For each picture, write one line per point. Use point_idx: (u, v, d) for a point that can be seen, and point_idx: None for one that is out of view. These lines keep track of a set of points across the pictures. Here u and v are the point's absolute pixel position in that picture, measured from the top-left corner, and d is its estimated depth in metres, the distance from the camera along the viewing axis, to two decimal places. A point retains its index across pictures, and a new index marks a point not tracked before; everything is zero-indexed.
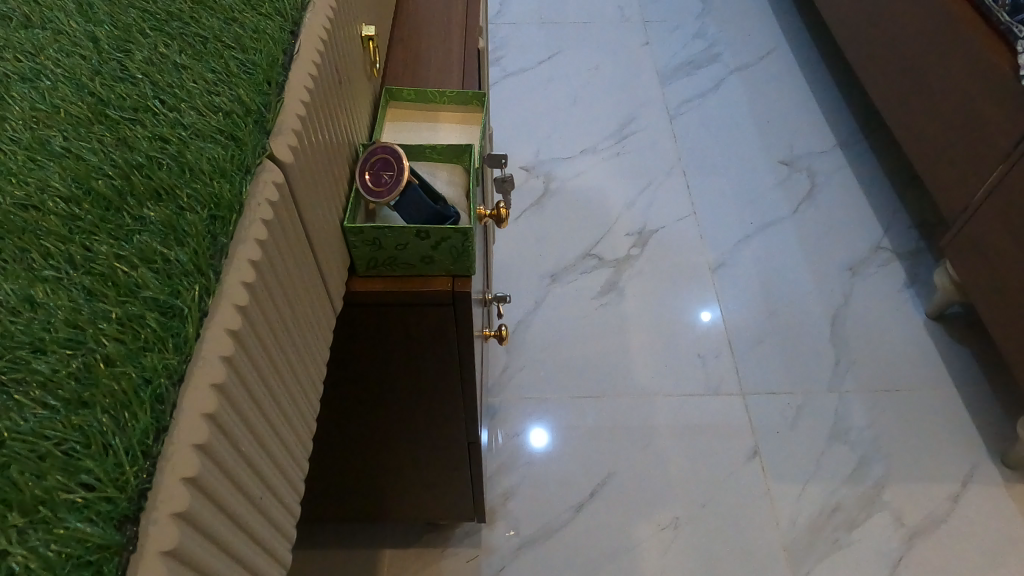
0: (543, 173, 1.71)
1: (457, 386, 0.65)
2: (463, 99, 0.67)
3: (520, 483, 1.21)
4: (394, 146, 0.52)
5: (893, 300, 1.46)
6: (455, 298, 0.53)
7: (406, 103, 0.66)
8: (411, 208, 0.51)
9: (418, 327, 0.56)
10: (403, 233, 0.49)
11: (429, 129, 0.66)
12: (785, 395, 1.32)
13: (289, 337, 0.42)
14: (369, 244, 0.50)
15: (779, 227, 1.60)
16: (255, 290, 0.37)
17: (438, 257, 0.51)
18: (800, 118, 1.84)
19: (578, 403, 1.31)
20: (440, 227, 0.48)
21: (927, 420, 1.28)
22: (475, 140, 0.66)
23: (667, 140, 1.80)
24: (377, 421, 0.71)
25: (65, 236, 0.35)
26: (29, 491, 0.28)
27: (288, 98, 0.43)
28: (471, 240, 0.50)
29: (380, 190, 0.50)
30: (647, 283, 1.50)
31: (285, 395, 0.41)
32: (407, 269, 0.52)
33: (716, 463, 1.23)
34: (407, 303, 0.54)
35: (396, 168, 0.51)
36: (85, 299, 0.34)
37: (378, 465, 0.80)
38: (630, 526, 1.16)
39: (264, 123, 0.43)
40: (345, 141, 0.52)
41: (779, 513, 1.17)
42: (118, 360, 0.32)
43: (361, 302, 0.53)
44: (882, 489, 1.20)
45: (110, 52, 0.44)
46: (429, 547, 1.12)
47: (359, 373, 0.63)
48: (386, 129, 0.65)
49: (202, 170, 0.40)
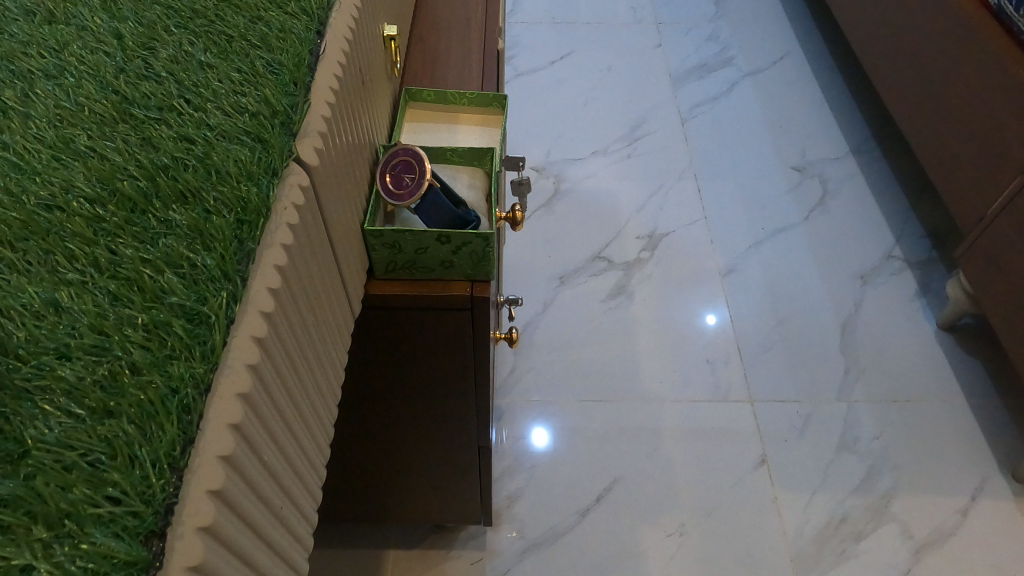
0: (554, 174, 1.70)
1: (472, 390, 0.65)
2: (483, 101, 0.66)
3: (526, 486, 1.20)
4: (416, 148, 0.51)
5: (904, 309, 1.45)
6: (473, 303, 0.53)
7: (426, 104, 0.65)
8: (432, 211, 0.50)
9: (435, 331, 0.56)
10: (424, 238, 0.48)
11: (449, 131, 0.65)
12: (793, 403, 1.31)
13: (312, 342, 0.41)
14: (389, 248, 0.49)
15: (790, 233, 1.59)
16: (281, 296, 0.36)
17: (457, 262, 0.51)
18: (813, 124, 1.82)
19: (585, 407, 1.30)
20: (461, 232, 0.48)
21: (937, 432, 1.27)
22: (494, 142, 0.65)
23: (679, 144, 1.79)
24: (388, 423, 0.70)
25: (90, 239, 0.35)
26: (54, 503, 0.27)
27: (315, 99, 0.43)
28: (492, 246, 0.49)
29: (401, 193, 0.50)
30: (657, 287, 1.50)
31: (305, 402, 0.40)
32: (425, 273, 0.52)
33: (723, 470, 1.22)
34: (424, 307, 0.53)
35: (417, 170, 0.50)
36: (110, 304, 0.33)
37: (387, 467, 0.79)
38: (635, 532, 1.16)
39: (290, 125, 0.43)
40: (366, 143, 0.51)
41: (786, 522, 1.17)
42: (144, 368, 0.32)
43: (378, 305, 0.53)
44: (890, 501, 1.19)
45: (134, 49, 0.44)
46: (433, 548, 1.12)
47: (374, 375, 0.62)
48: (405, 130, 0.64)
49: (228, 172, 0.39)
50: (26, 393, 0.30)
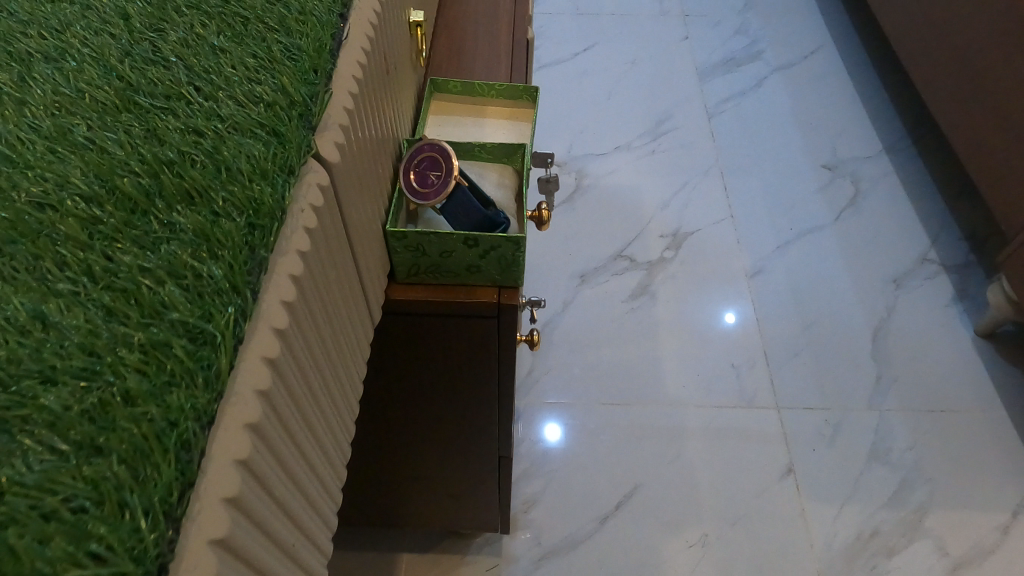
0: (575, 169, 1.66)
1: (494, 399, 0.61)
2: (512, 94, 0.62)
3: (543, 491, 1.17)
4: (442, 143, 0.47)
5: (939, 315, 1.39)
6: (500, 310, 0.49)
7: (452, 95, 0.62)
8: (459, 212, 0.47)
9: (458, 339, 0.53)
10: (450, 240, 0.45)
11: (476, 125, 0.62)
12: (821, 411, 1.26)
13: (330, 356, 0.38)
14: (412, 250, 0.46)
15: (820, 234, 1.54)
16: (296, 311, 0.33)
17: (484, 267, 0.47)
18: (845, 121, 1.76)
19: (605, 410, 1.27)
20: (490, 235, 0.44)
21: (974, 444, 1.22)
22: (522, 138, 0.61)
23: (704, 139, 1.74)
24: (405, 430, 0.67)
25: (85, 242, 0.32)
26: (29, 562, 0.23)
27: (336, 89, 0.40)
28: (523, 251, 0.46)
29: (426, 192, 0.46)
30: (680, 288, 1.45)
31: (321, 423, 0.37)
32: (450, 278, 0.48)
33: (749, 479, 1.18)
34: (448, 314, 0.50)
35: (443, 167, 0.46)
36: (104, 320, 0.30)
37: (402, 473, 0.76)
38: (657, 541, 1.12)
39: (309, 117, 0.39)
40: (389, 136, 0.48)
41: (814, 535, 1.12)
42: (139, 398, 0.29)
43: (398, 310, 0.49)
44: (924, 515, 1.14)
45: (141, 31, 0.41)
46: (447, 553, 1.09)
47: (395, 383, 0.59)
48: (429, 123, 0.61)
49: (240, 169, 0.36)
50: (5, 422, 0.27)
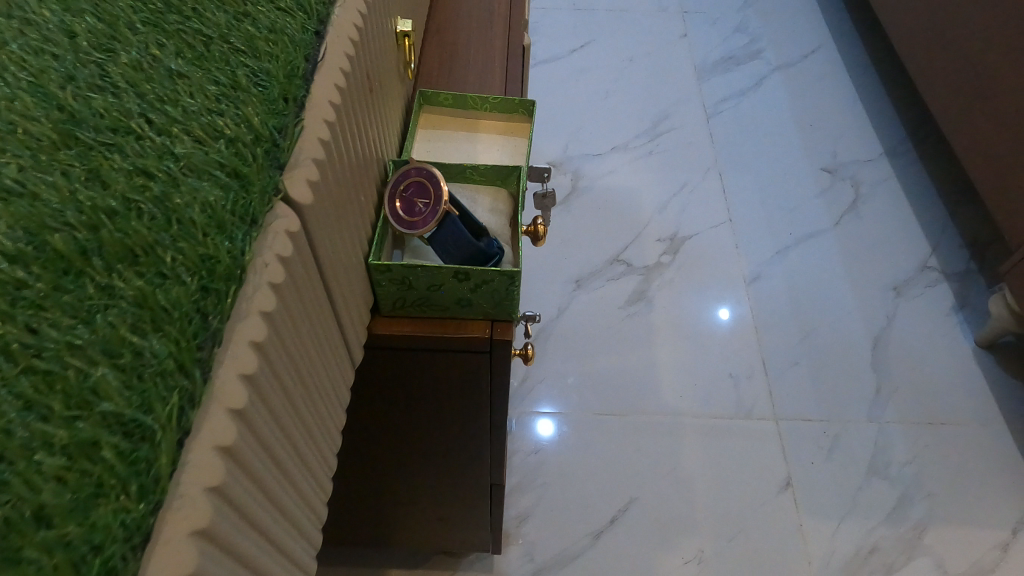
0: (571, 170, 1.63)
1: (485, 431, 0.58)
2: (507, 107, 0.60)
3: (536, 504, 1.14)
4: (430, 166, 0.45)
5: (940, 324, 1.37)
6: (492, 346, 0.46)
7: (443, 107, 0.60)
8: (448, 242, 0.44)
9: (448, 374, 0.50)
10: (439, 274, 0.41)
11: (468, 139, 0.60)
12: (820, 423, 1.24)
13: (300, 415, 0.37)
14: (397, 284, 0.43)
15: (819, 239, 1.51)
16: (255, 383, 0.32)
17: (475, 301, 0.44)
18: (846, 123, 1.73)
19: (600, 421, 1.24)
20: (482, 268, 0.41)
21: (974, 459, 1.20)
22: (516, 155, 0.60)
23: (703, 140, 1.70)
24: (392, 459, 0.64)
25: (4, 313, 0.27)
26: None
27: (309, 118, 0.38)
28: (518, 284, 0.42)
29: (414, 221, 0.44)
30: (678, 294, 1.42)
31: (289, 494, 0.36)
32: (438, 311, 0.45)
33: (746, 493, 1.16)
34: (437, 349, 0.47)
35: (432, 194, 0.44)
36: (20, 413, 0.26)
37: (389, 498, 0.74)
38: (653, 558, 1.10)
39: (276, 154, 0.37)
40: (374, 158, 0.46)
41: (812, 552, 1.10)
42: (57, 516, 0.25)
43: (384, 346, 0.46)
44: (924, 532, 1.12)
45: (89, 51, 0.36)
46: (437, 569, 1.06)
47: (381, 415, 0.56)
48: (418, 136, 0.59)
49: (193, 220, 0.33)
50: None
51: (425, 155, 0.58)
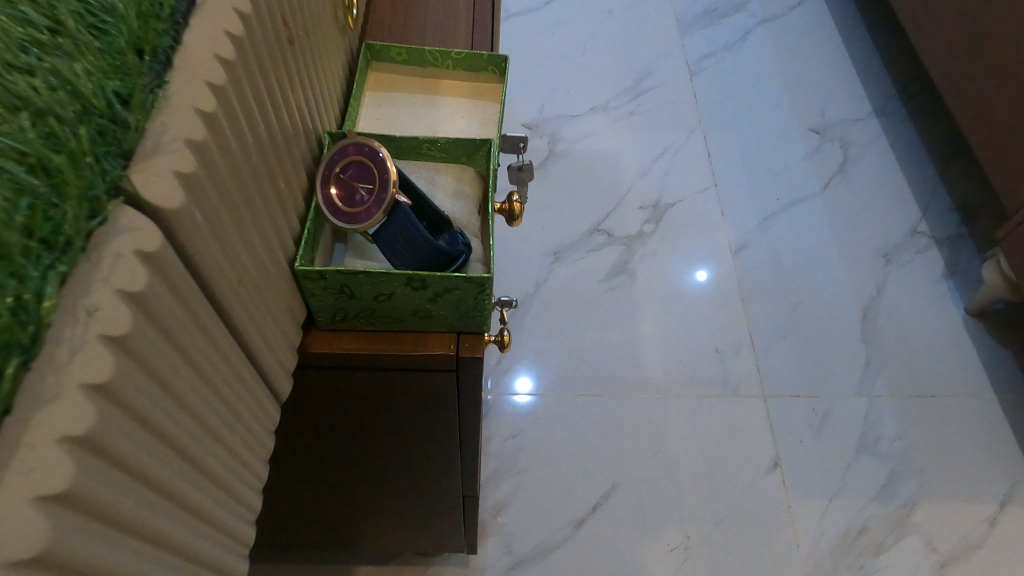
0: (548, 132, 1.52)
1: (448, 436, 0.52)
2: (475, 65, 0.54)
3: (514, 492, 1.08)
4: (372, 143, 0.40)
5: (929, 292, 1.32)
6: (459, 363, 0.43)
7: (397, 67, 0.54)
8: (398, 239, 0.40)
9: (408, 395, 0.46)
10: (390, 283, 0.38)
11: (428, 103, 0.54)
12: (808, 398, 1.19)
13: (163, 486, 0.30)
14: (336, 292, 0.39)
15: (807, 204, 1.44)
16: (65, 499, 0.24)
17: (437, 313, 0.40)
18: (835, 80, 1.65)
19: (580, 402, 1.17)
20: (442, 277, 0.37)
21: (964, 431, 1.17)
22: (485, 120, 0.53)
23: (687, 99, 1.61)
24: (354, 470, 0.59)
25: None
26: None
27: (184, 83, 0.31)
28: (488, 293, 0.39)
29: (356, 213, 0.40)
30: (661, 264, 1.35)
31: None
32: (391, 324, 0.42)
33: (733, 475, 1.11)
34: (389, 367, 0.43)
35: (376, 180, 0.40)
36: None
37: (354, 508, 0.68)
38: (636, 546, 1.05)
39: (113, 135, 0.29)
40: (296, 137, 0.42)
41: (800, 533, 1.06)
42: None
43: (327, 364, 0.43)
44: (913, 509, 1.09)
45: None
46: (408, 565, 1.00)
47: (337, 428, 0.51)
48: (367, 100, 0.53)
49: None
50: None
51: (374, 122, 0.52)
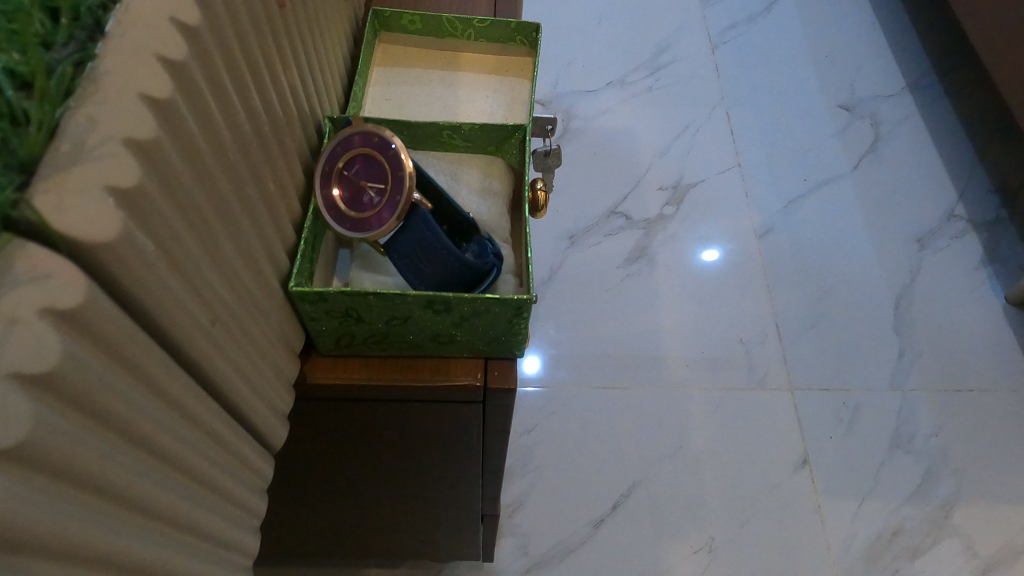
0: (562, 109, 1.45)
1: (466, 453, 0.49)
2: (500, 34, 0.50)
3: (530, 491, 1.03)
4: (382, 133, 0.38)
5: (966, 279, 1.26)
6: (487, 395, 0.41)
7: (408, 40, 0.51)
8: (413, 250, 0.38)
9: (432, 423, 0.45)
10: (407, 306, 0.36)
11: (445, 79, 0.50)
12: (838, 392, 1.13)
13: None
14: (340, 317, 0.37)
15: (836, 185, 1.37)
16: None
17: (463, 337, 0.39)
18: (866, 52, 1.56)
19: (600, 395, 1.12)
20: (466, 301, 0.35)
21: (1005, 428, 1.11)
22: (511, 95, 0.49)
23: (708, 73, 1.53)
24: (367, 488, 0.56)
25: None
26: None
27: (118, 77, 0.26)
28: (525, 317, 0.37)
29: (365, 219, 0.38)
30: (682, 248, 1.29)
31: None
32: (407, 349, 0.40)
33: (758, 472, 1.06)
34: (404, 398, 0.42)
35: (386, 181, 0.38)
36: None
37: (365, 522, 0.65)
38: (658, 547, 1.00)
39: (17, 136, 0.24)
40: (290, 128, 0.39)
41: (832, 535, 1.01)
42: None
43: (333, 395, 0.42)
44: (951, 510, 1.04)
45: None
46: (421, 569, 0.96)
47: (351, 450, 0.49)
48: (376, 77, 0.50)
49: None
50: None
51: (384, 102, 0.49)
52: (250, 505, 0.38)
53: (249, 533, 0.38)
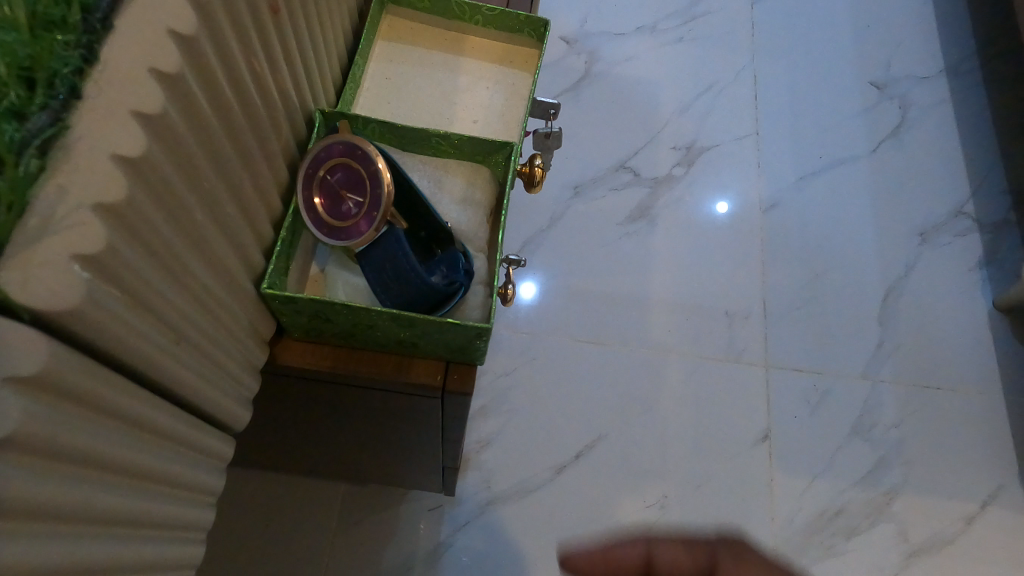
0: (586, 50, 1.40)
1: (427, 427, 0.55)
2: (508, 27, 0.61)
3: (499, 431, 1.08)
4: (364, 149, 0.45)
5: (959, 279, 1.26)
6: (445, 394, 0.47)
7: (421, 21, 0.62)
8: (385, 261, 0.45)
9: (396, 406, 0.51)
10: (371, 316, 0.41)
11: (451, 62, 0.62)
12: (811, 374, 1.16)
13: None
14: (310, 317, 0.43)
15: (850, 167, 1.35)
16: None
17: (428, 346, 0.44)
18: (910, 29, 1.49)
19: (580, 348, 1.15)
20: (423, 319, 0.41)
21: (963, 428, 1.15)
22: (504, 83, 0.61)
23: (743, 31, 1.47)
24: (338, 435, 0.63)
25: None
26: None
27: (92, 148, 0.29)
28: (485, 339, 0.42)
29: (347, 228, 0.45)
30: (685, 213, 1.28)
31: None
32: (373, 346, 0.46)
33: (719, 441, 1.10)
34: (370, 387, 0.48)
35: (365, 193, 0.45)
36: None
37: (336, 456, 0.72)
38: (613, 498, 1.06)
39: None
40: (274, 142, 0.45)
41: (777, 508, 1.07)
42: None
43: (304, 375, 0.48)
44: (894, 498, 1.09)
45: None
46: (387, 491, 1.02)
47: (321, 410, 0.55)
48: (384, 55, 0.61)
49: None
50: None
51: (386, 80, 0.60)
52: (199, 483, 0.44)
53: (194, 508, 0.44)
